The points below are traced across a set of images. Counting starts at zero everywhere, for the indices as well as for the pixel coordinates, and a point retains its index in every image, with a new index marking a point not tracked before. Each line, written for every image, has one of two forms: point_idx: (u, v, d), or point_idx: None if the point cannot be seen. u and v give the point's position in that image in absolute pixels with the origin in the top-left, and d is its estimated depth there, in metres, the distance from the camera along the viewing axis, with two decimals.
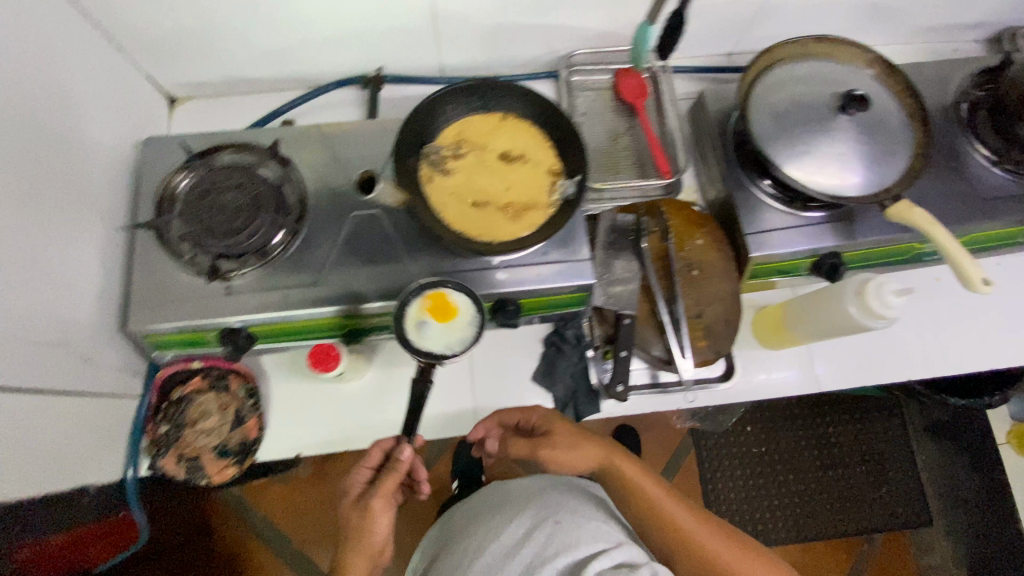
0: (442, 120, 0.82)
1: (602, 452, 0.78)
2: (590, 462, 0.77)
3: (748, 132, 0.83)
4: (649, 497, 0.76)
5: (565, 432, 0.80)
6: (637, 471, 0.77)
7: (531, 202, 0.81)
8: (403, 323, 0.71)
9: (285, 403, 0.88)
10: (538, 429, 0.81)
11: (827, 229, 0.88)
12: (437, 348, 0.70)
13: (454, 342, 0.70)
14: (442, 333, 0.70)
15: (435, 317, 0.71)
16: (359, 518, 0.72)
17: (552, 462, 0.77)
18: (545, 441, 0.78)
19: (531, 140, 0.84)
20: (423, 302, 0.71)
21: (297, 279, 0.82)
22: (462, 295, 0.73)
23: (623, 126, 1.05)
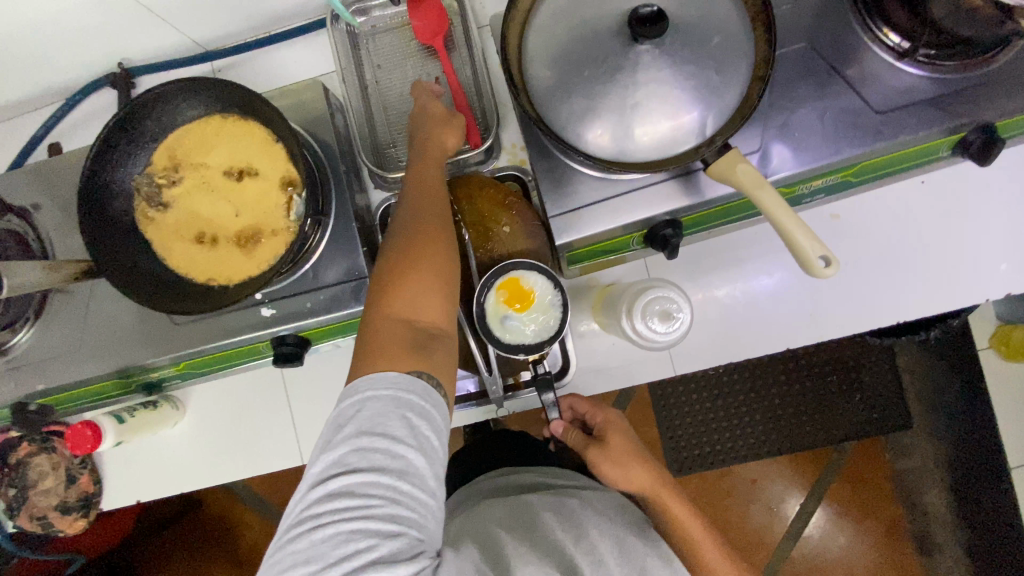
0: (146, 143, 0.68)
1: (650, 476, 0.69)
2: (636, 482, 0.69)
3: (521, 93, 0.63)
4: (684, 529, 0.68)
5: (628, 442, 0.72)
6: (682, 509, 0.69)
7: (267, 227, 0.68)
8: (491, 319, 0.68)
9: (115, 453, 0.87)
10: (602, 429, 0.73)
11: (658, 192, 0.68)
12: (525, 338, 0.68)
13: (536, 329, 0.68)
14: (525, 322, 0.68)
15: (514, 308, 0.68)
16: (417, 235, 0.60)
17: (625, 474, 0.69)
18: (606, 444, 0.71)
19: (257, 146, 0.68)
20: (500, 293, 0.68)
21: (63, 347, 0.76)
22: (538, 275, 0.68)
23: (428, 76, 0.82)
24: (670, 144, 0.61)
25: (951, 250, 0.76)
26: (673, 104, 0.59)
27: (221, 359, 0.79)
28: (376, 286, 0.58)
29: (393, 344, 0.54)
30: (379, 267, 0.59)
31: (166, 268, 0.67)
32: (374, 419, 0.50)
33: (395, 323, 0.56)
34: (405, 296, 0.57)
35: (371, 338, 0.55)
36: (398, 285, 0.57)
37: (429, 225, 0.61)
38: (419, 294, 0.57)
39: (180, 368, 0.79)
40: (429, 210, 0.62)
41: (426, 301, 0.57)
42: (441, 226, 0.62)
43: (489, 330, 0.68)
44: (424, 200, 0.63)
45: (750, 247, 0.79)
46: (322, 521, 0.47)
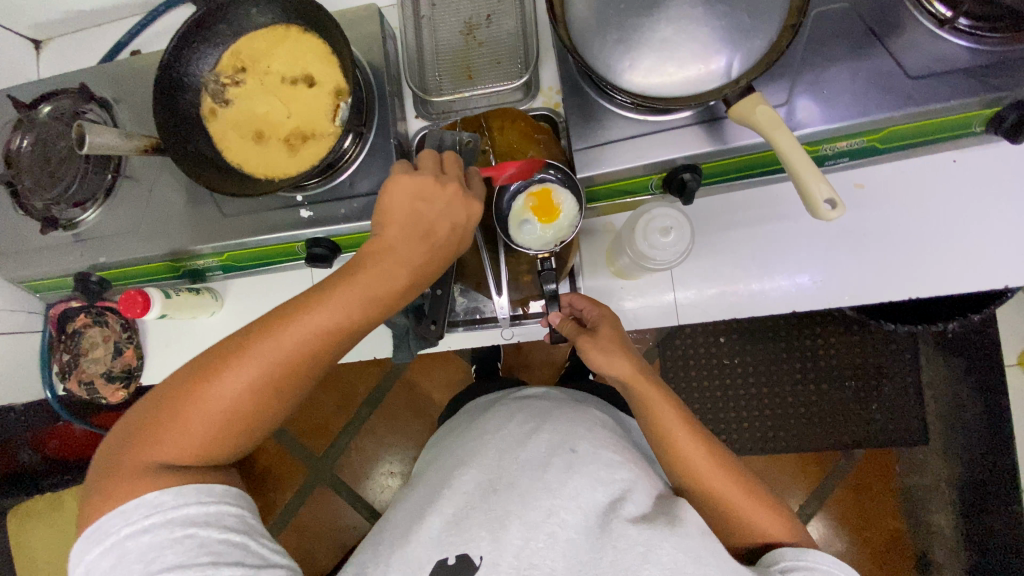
0: (217, 43, 0.75)
1: (632, 366, 0.66)
2: (616, 371, 0.67)
3: (561, 24, 0.67)
4: (664, 425, 0.65)
5: (616, 334, 0.70)
6: (664, 404, 0.66)
7: (313, 130, 0.74)
8: (512, 219, 0.75)
9: (156, 336, 0.97)
10: (594, 322, 0.72)
11: (681, 136, 0.71)
12: (536, 246, 0.75)
13: (549, 242, 0.74)
14: (541, 232, 0.74)
15: (537, 216, 0.74)
16: (263, 339, 0.57)
17: (608, 362, 0.67)
18: (594, 333, 0.70)
19: (314, 55, 0.74)
20: (529, 199, 0.74)
21: (126, 226, 0.85)
22: (567, 193, 0.73)
23: (478, 14, 0.87)
24: (696, 83, 0.63)
25: (967, 233, 0.77)
26: (702, 43, 0.61)
27: (260, 255, 0.86)
28: (204, 361, 0.57)
29: (205, 432, 0.56)
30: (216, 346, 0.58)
31: (223, 158, 0.74)
32: (186, 489, 0.54)
33: (160, 449, 0.55)
34: (225, 382, 0.56)
35: (179, 395, 0.57)
36: (216, 378, 0.56)
37: (282, 344, 0.57)
38: (195, 432, 0.56)
39: (223, 259, 0.87)
40: (309, 319, 0.58)
41: (241, 400, 0.57)
42: (305, 343, 0.58)
43: (508, 228, 0.75)
44: (324, 302, 0.58)
45: (767, 208, 0.81)
46: (146, 507, 0.52)
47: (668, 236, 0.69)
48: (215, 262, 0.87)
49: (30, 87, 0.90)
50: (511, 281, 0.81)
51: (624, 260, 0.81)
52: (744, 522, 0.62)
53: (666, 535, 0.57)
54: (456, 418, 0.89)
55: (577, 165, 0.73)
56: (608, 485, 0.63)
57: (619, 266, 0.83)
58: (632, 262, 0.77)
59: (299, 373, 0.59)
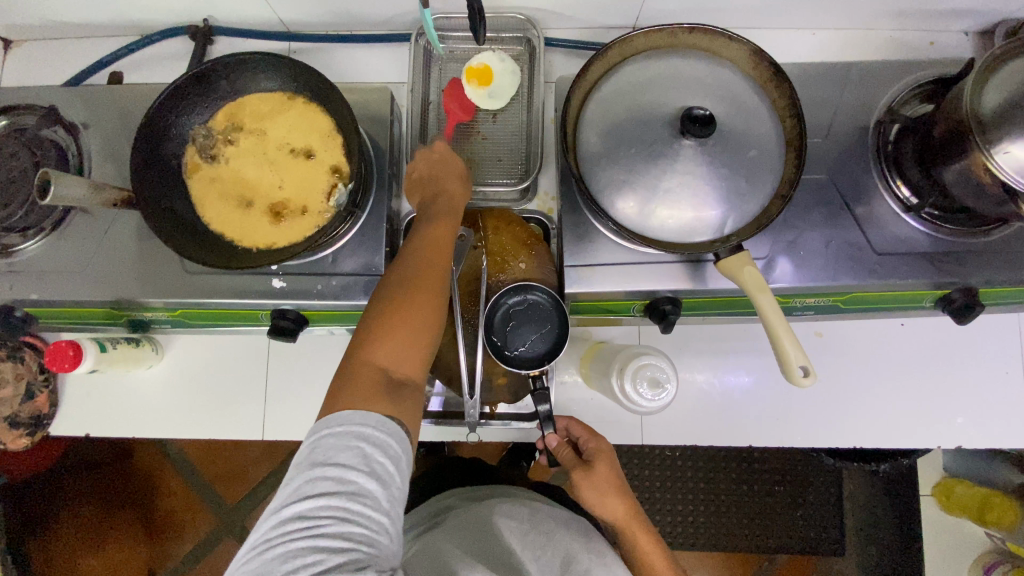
0: (216, 97, 0.72)
1: (626, 510, 0.73)
2: (611, 515, 0.73)
3: (572, 151, 0.69)
4: (653, 566, 0.74)
5: (612, 473, 0.74)
6: (650, 542, 0.74)
7: (303, 206, 0.71)
8: (482, 100, 0.87)
9: (79, 381, 0.87)
10: (591, 454, 0.75)
11: (666, 271, 0.74)
12: (510, 85, 0.88)
13: (510, 80, 0.88)
14: (499, 88, 0.87)
15: (484, 82, 0.87)
16: (413, 290, 0.61)
17: (601, 504, 0.72)
18: (590, 470, 0.73)
19: (318, 130, 0.72)
20: (472, 84, 0.87)
21: (69, 263, 0.77)
22: (480, 55, 0.88)
23: (485, 110, 0.88)
24: (694, 233, 0.66)
25: (911, 395, 0.83)
26: (701, 197, 0.65)
27: (217, 316, 0.80)
28: (358, 341, 0.59)
29: (361, 389, 0.55)
30: (362, 329, 0.59)
31: (198, 218, 0.70)
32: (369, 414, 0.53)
33: (370, 369, 0.56)
34: (393, 334, 0.58)
35: (347, 375, 0.56)
36: (383, 332, 0.58)
37: (405, 315, 0.59)
38: (399, 335, 0.58)
39: (175, 315, 0.80)
40: (430, 236, 0.67)
41: (410, 331, 0.59)
42: (441, 245, 0.67)
43: (488, 108, 0.88)
44: (429, 224, 0.68)
45: (735, 341, 0.85)
46: (357, 416, 0.52)
47: (656, 387, 0.74)
48: (164, 316, 0.80)
49: None
50: (484, 380, 0.79)
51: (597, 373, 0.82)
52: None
53: None
54: (427, 510, 0.87)
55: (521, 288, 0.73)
56: None
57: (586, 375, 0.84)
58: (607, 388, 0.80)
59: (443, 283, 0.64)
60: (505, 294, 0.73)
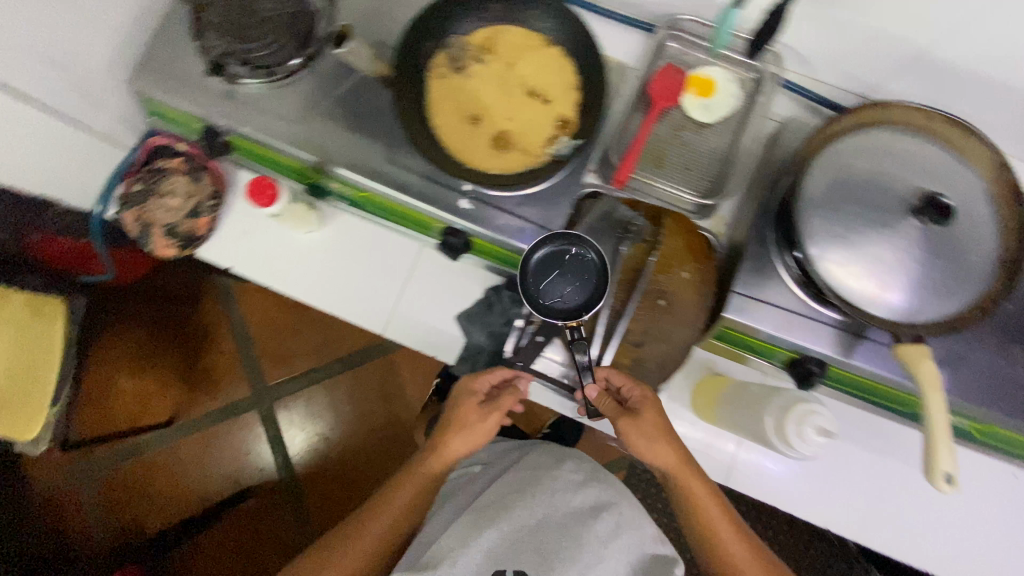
0: (483, 16, 0.75)
1: (679, 458, 0.71)
2: (660, 459, 0.71)
3: (797, 188, 0.70)
4: (704, 510, 0.71)
5: (661, 420, 0.72)
6: (706, 496, 0.71)
7: (523, 144, 0.74)
8: (695, 109, 0.90)
9: (236, 221, 0.92)
10: (637, 403, 0.73)
11: (824, 333, 0.75)
12: (725, 106, 0.90)
13: (728, 100, 0.90)
14: (714, 104, 0.89)
15: (702, 93, 0.89)
16: (381, 514, 0.75)
17: (649, 450, 0.71)
18: (637, 417, 0.71)
19: (561, 80, 0.74)
20: (692, 91, 0.89)
21: (288, 112, 0.82)
22: (708, 67, 0.90)
23: (695, 120, 0.90)
24: (878, 308, 0.67)
25: (995, 543, 0.82)
26: (896, 277, 0.67)
27: (395, 213, 0.85)
28: (324, 543, 0.74)
29: (313, 564, 0.72)
30: (323, 542, 0.74)
31: (431, 119, 0.74)
32: None
33: None
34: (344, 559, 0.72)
35: (310, 560, 0.73)
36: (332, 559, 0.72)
37: (456, 441, 0.78)
38: (347, 563, 0.72)
39: (358, 197, 0.85)
40: (438, 450, 0.78)
41: (360, 561, 0.73)
42: (436, 464, 0.78)
43: (697, 119, 0.90)
44: (444, 437, 0.78)
45: (847, 427, 0.84)
46: None
47: (820, 434, 0.72)
48: (348, 194, 0.85)
49: None
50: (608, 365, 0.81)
51: (735, 416, 0.79)
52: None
53: None
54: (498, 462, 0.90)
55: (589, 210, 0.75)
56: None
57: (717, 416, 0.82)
58: (752, 429, 0.78)
59: (415, 500, 0.77)
60: (556, 240, 0.72)
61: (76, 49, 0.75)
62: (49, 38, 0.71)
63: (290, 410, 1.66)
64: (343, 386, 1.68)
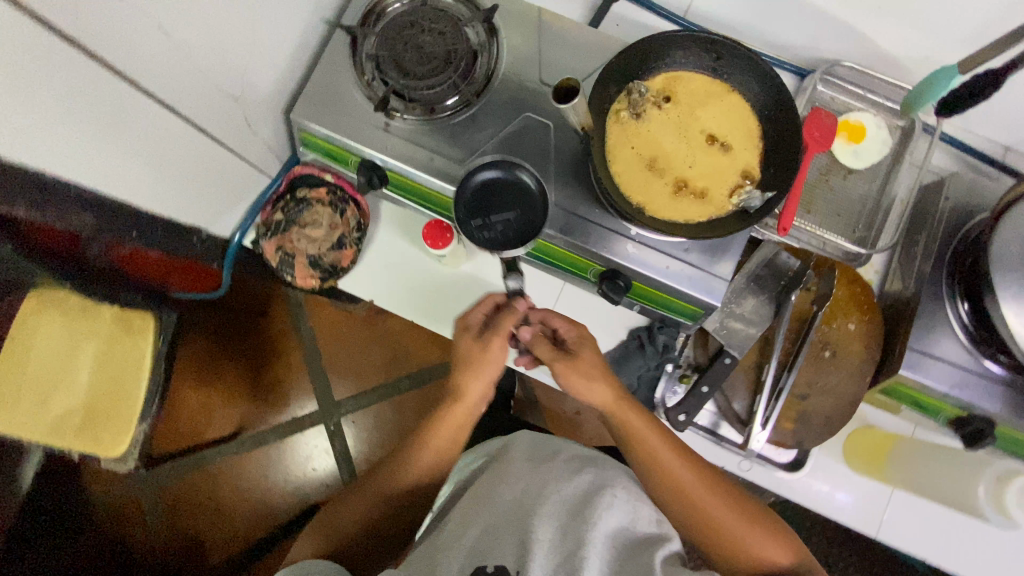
0: (664, 64, 0.75)
1: (613, 395, 0.71)
2: (600, 398, 0.71)
3: (991, 249, 0.69)
4: (658, 460, 0.68)
5: (599, 361, 0.74)
6: (643, 425, 0.70)
7: (705, 194, 0.73)
8: (844, 155, 0.89)
9: (379, 250, 0.94)
10: (574, 346, 0.74)
11: (996, 392, 0.74)
12: (875, 152, 0.89)
13: (878, 147, 0.89)
14: (864, 150, 0.89)
15: (853, 139, 0.89)
16: (393, 481, 0.74)
17: (589, 389, 0.72)
18: (576, 359, 0.72)
19: (743, 130, 0.74)
20: (842, 136, 0.89)
21: (449, 150, 0.80)
22: (859, 113, 0.89)
23: (844, 166, 0.89)
24: None
25: None
26: None
27: (549, 252, 0.83)
28: (336, 509, 0.74)
29: (330, 541, 0.71)
30: (341, 494, 0.76)
31: (612, 165, 0.73)
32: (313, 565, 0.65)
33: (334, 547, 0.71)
34: (348, 513, 0.73)
35: (325, 520, 0.73)
36: (342, 508, 0.73)
37: (460, 413, 0.77)
38: (349, 517, 0.73)
39: None
40: (445, 422, 0.76)
41: (361, 514, 0.73)
42: (452, 424, 0.77)
43: (846, 165, 0.89)
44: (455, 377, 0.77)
45: None
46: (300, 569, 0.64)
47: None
48: None
49: None
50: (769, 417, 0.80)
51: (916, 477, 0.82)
52: (707, 508, 0.66)
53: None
54: None
55: (724, 243, 0.76)
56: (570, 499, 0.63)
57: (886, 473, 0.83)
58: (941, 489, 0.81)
59: (427, 459, 0.75)
60: (501, 159, 0.76)
61: (248, 78, 0.73)
62: (229, 67, 0.69)
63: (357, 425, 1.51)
64: (411, 404, 1.53)
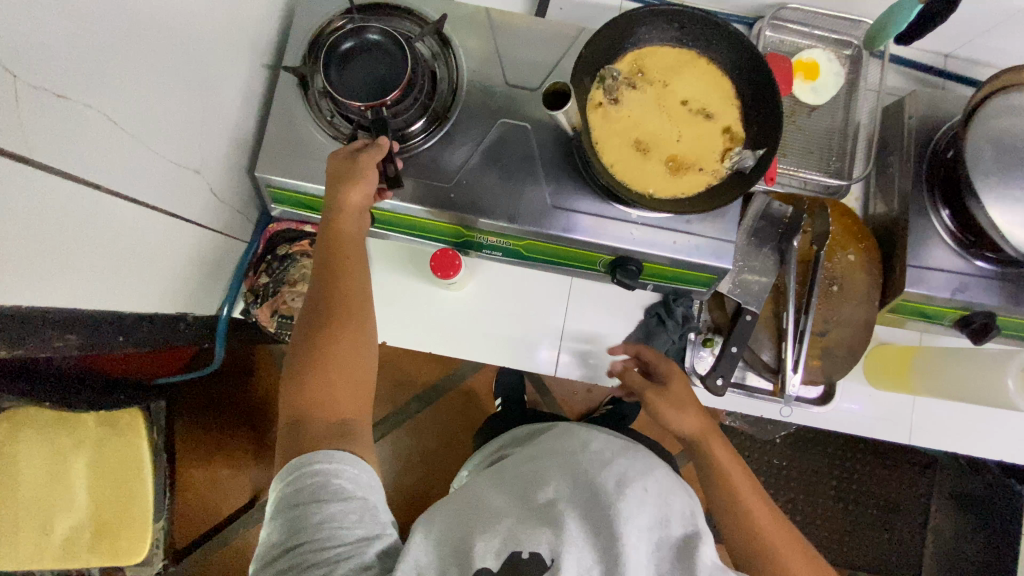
0: (629, 44, 0.75)
1: (701, 420, 0.71)
2: (689, 426, 0.71)
3: (964, 158, 0.74)
4: (734, 488, 0.67)
5: (688, 390, 0.74)
6: (727, 455, 0.70)
7: (697, 164, 0.73)
8: (805, 93, 0.91)
9: (378, 290, 0.90)
10: (666, 375, 0.76)
11: (994, 287, 0.79)
12: (833, 85, 0.91)
13: (834, 79, 0.91)
14: (822, 85, 0.91)
15: (810, 76, 0.91)
16: (337, 327, 0.63)
17: (677, 415, 0.72)
18: (666, 389, 0.74)
19: (718, 94, 0.74)
20: (800, 76, 0.91)
21: (433, 174, 0.77)
22: (810, 50, 0.91)
23: (806, 104, 0.92)
24: None
25: None
26: None
27: (554, 253, 0.83)
28: (318, 362, 0.61)
29: (319, 402, 0.60)
30: (311, 342, 0.63)
31: (602, 154, 0.72)
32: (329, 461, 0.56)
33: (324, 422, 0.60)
34: (338, 405, 0.61)
35: (322, 382, 0.61)
36: (319, 390, 0.61)
37: (346, 223, 0.68)
38: (339, 378, 0.62)
39: (516, 245, 0.83)
40: (346, 289, 0.65)
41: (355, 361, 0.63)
42: (356, 292, 0.66)
43: (808, 103, 0.91)
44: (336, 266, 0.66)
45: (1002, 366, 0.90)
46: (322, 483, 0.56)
47: None
48: (505, 244, 0.83)
49: None
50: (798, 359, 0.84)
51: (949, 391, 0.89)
52: (777, 553, 0.63)
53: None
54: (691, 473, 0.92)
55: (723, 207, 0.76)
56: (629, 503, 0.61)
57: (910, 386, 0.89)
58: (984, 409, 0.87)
59: (354, 328, 0.64)
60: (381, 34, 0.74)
61: (203, 145, 0.68)
62: (183, 140, 0.64)
63: (378, 463, 1.48)
64: (429, 426, 1.50)
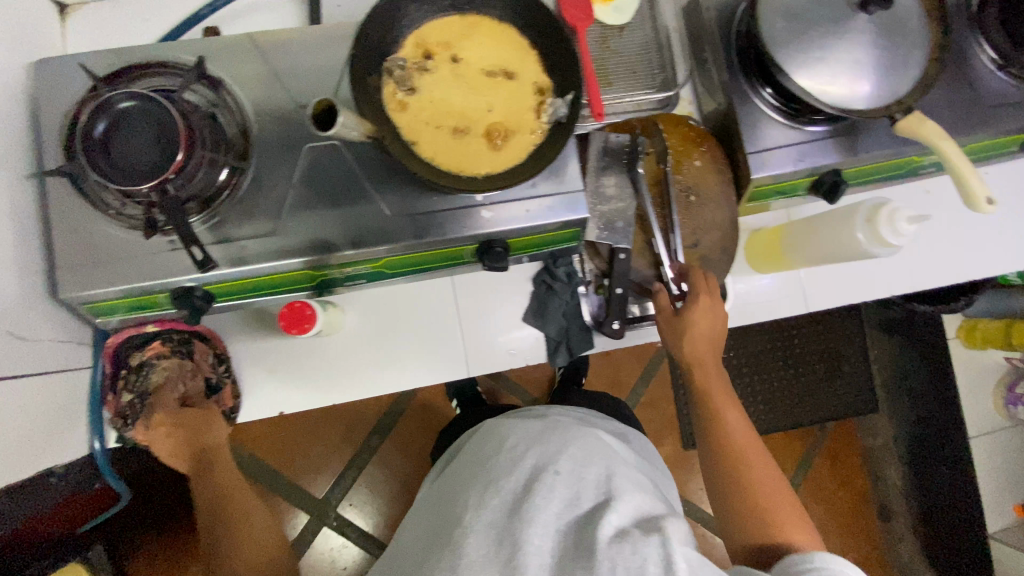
0: (405, 26, 0.70)
1: (709, 344, 0.77)
2: (693, 350, 0.76)
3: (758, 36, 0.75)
4: (721, 415, 0.72)
5: (708, 315, 0.77)
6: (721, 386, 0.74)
7: (517, 126, 0.70)
8: (608, 15, 0.89)
9: (257, 356, 0.87)
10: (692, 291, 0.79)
11: (831, 145, 0.82)
12: (631, 1, 0.90)
13: None
14: (621, 3, 0.89)
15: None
16: (231, 499, 0.86)
17: (684, 338, 0.77)
18: (680, 312, 0.78)
19: (512, 50, 0.72)
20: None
21: (256, 228, 0.71)
22: None
23: (614, 25, 0.90)
24: (862, 101, 0.74)
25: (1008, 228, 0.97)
26: (868, 67, 0.74)
27: (418, 261, 0.80)
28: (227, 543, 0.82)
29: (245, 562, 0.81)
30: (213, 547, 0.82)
31: (417, 149, 0.68)
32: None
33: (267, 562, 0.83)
34: (259, 531, 0.85)
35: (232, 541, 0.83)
36: (242, 532, 0.84)
37: (206, 445, 0.86)
38: (244, 550, 0.82)
39: (376, 266, 0.79)
40: (231, 494, 0.86)
41: (261, 517, 0.87)
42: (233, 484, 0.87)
43: (615, 24, 0.89)
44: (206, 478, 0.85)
45: None
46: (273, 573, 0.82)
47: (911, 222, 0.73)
48: (364, 270, 0.78)
49: (96, 56, 0.72)
50: None
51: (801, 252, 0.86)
52: (746, 476, 0.68)
53: (639, 543, 0.53)
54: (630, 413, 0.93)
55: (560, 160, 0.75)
56: (563, 494, 0.61)
57: (790, 262, 0.89)
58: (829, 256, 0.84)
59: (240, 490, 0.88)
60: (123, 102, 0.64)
61: None
62: None
63: (361, 509, 1.43)
64: (395, 454, 1.46)
